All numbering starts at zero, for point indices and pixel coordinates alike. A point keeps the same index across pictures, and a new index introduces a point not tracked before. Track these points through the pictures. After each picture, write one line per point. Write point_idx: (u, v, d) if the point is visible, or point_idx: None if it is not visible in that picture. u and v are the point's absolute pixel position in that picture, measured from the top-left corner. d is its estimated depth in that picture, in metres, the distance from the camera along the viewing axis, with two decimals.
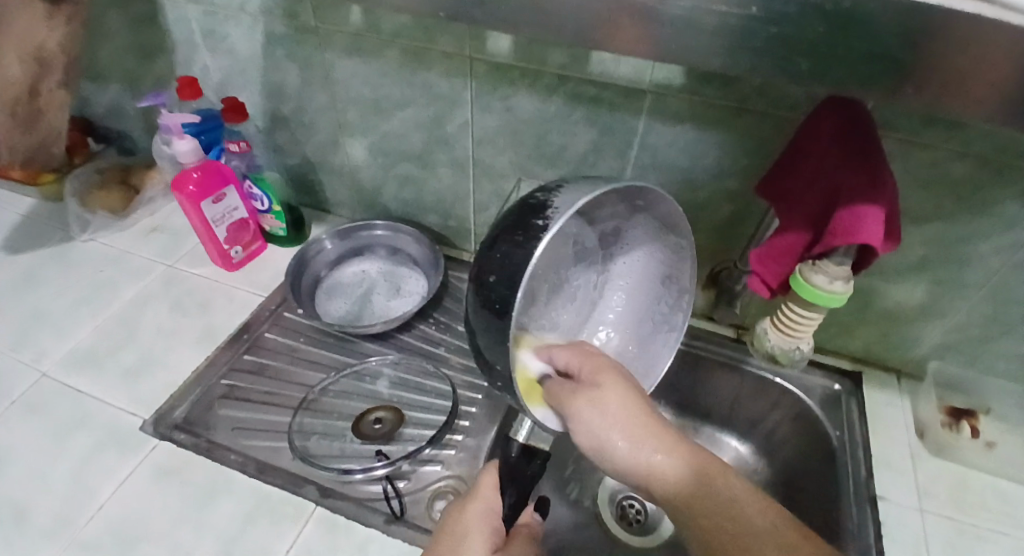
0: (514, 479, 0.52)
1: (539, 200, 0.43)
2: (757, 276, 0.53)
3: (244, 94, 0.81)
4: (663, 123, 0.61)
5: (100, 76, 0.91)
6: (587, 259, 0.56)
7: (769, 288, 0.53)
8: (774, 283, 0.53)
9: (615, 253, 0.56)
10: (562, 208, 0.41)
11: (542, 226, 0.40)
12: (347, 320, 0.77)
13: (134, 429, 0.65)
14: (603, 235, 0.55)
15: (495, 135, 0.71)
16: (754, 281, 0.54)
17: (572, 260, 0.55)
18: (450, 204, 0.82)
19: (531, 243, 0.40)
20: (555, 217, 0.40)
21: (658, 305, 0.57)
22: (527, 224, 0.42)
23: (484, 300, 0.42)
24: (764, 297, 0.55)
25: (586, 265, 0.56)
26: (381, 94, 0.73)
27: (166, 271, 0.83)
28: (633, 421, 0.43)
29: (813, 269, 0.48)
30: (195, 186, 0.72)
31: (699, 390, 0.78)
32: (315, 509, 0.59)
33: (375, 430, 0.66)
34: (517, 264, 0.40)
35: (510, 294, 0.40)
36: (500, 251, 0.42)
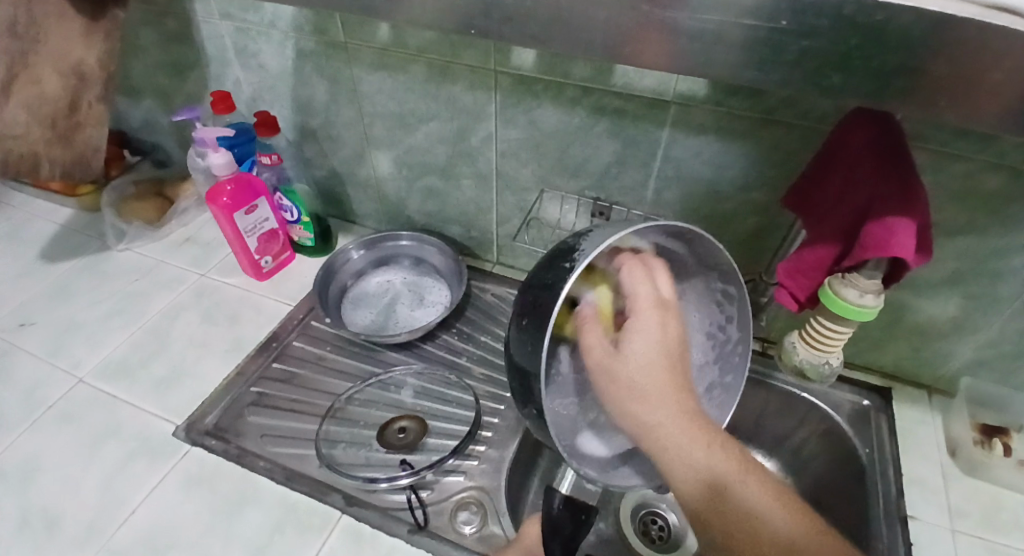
0: (555, 533, 0.52)
1: (569, 242, 0.47)
2: (785, 290, 0.52)
3: (274, 108, 0.83)
4: (687, 136, 0.61)
5: (137, 91, 0.94)
6: None
7: (798, 301, 0.52)
8: (803, 296, 0.52)
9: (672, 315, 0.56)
10: (588, 249, 0.43)
11: (568, 267, 0.44)
12: (372, 330, 0.78)
13: (165, 436, 0.67)
14: None
15: (519, 147, 0.71)
16: (781, 293, 0.53)
17: None
18: (472, 215, 0.83)
19: (558, 284, 0.44)
20: (579, 260, 0.43)
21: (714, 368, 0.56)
22: (558, 268, 0.45)
23: (520, 338, 0.46)
24: (791, 309, 0.54)
25: None
26: (407, 108, 0.74)
27: (198, 280, 0.85)
28: (674, 422, 0.41)
29: (843, 282, 0.48)
30: (228, 198, 0.74)
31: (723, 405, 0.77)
32: (341, 518, 0.59)
33: (399, 439, 0.67)
34: (544, 305, 0.44)
35: (540, 334, 0.44)
36: (531, 293, 0.46)
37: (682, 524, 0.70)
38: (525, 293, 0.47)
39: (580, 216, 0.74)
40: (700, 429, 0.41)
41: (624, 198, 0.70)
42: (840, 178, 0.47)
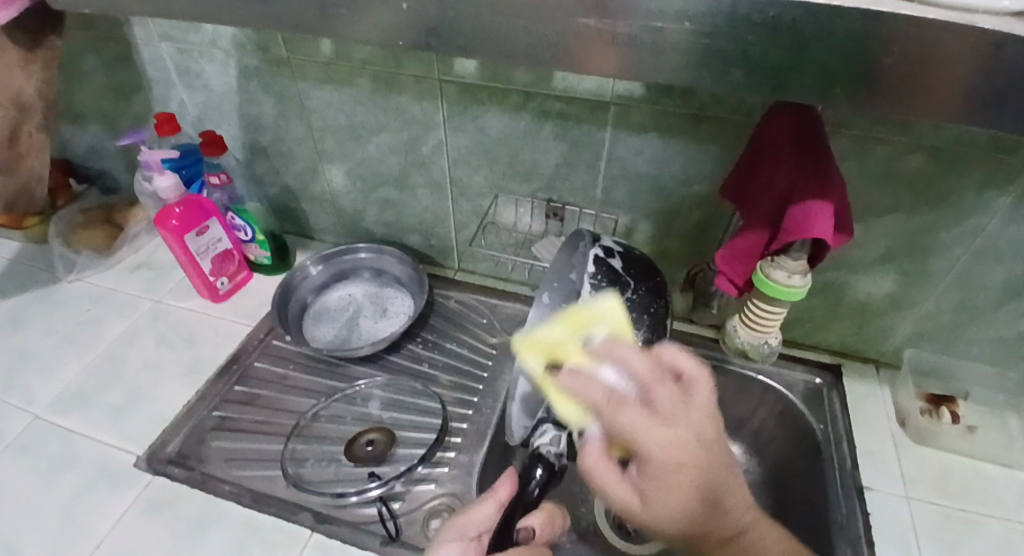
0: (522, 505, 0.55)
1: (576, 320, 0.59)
2: (723, 276, 0.54)
3: (222, 128, 0.82)
4: (629, 134, 0.63)
5: (80, 117, 0.92)
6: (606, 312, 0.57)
7: (735, 286, 0.54)
8: (740, 281, 0.54)
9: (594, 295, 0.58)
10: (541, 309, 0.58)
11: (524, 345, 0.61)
12: (334, 345, 0.78)
13: (124, 465, 0.65)
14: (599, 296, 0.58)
15: (469, 154, 0.72)
16: (721, 280, 0.55)
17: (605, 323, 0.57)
18: (430, 223, 0.83)
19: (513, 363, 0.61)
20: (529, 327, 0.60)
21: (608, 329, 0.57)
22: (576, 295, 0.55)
23: None
24: (732, 295, 0.56)
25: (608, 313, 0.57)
26: (356, 121, 0.75)
27: (152, 307, 0.83)
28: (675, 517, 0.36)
29: (772, 264, 0.51)
30: (178, 220, 0.73)
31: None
32: (311, 535, 0.59)
33: (367, 452, 0.67)
34: None
35: None
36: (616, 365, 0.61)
37: None
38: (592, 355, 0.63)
39: (535, 217, 0.76)
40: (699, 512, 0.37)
41: (575, 198, 0.72)
42: (767, 168, 0.49)
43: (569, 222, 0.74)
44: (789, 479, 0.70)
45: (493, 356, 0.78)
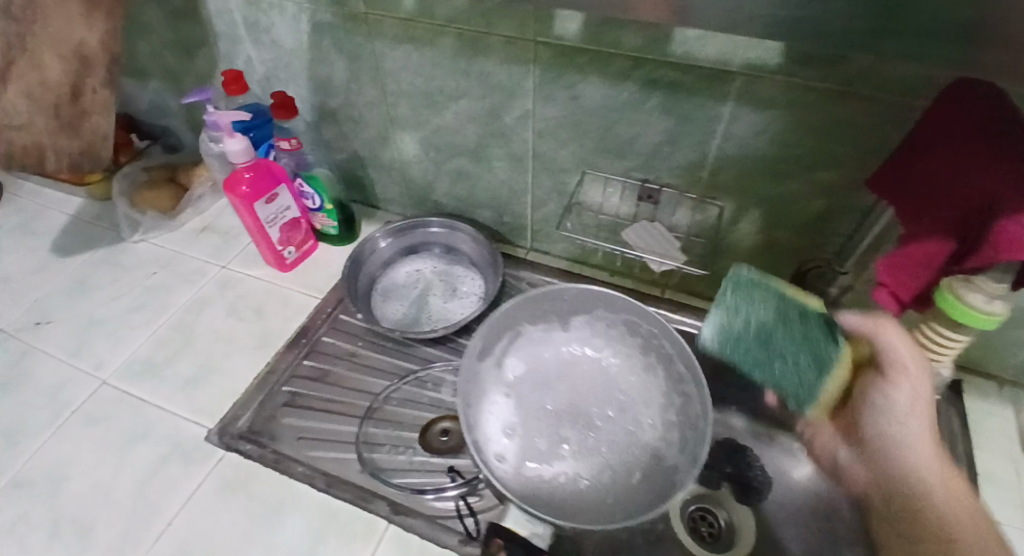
0: None
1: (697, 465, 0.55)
2: (885, 289, 0.46)
3: (290, 88, 0.77)
4: (751, 113, 0.55)
5: (144, 71, 0.88)
6: (553, 348, 0.65)
7: (898, 301, 0.46)
8: (906, 296, 0.46)
9: (569, 335, 0.65)
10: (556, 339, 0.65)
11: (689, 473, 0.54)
12: (404, 324, 0.74)
13: (197, 440, 0.64)
14: (562, 337, 0.65)
15: (558, 126, 0.65)
16: (880, 293, 0.47)
17: (548, 363, 0.64)
18: (505, 199, 0.78)
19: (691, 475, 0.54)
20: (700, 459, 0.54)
21: (523, 359, 0.64)
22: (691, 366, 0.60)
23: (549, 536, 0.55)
24: (891, 310, 0.48)
25: (546, 342, 0.65)
26: (434, 86, 0.68)
27: (220, 273, 0.80)
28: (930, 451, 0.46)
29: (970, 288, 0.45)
30: (248, 187, 0.69)
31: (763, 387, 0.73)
32: (387, 527, 0.57)
33: (442, 443, 0.63)
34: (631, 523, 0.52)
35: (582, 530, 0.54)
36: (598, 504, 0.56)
37: (732, 523, 0.62)
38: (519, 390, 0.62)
39: (625, 199, 0.69)
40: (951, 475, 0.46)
41: (675, 180, 0.64)
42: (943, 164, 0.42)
43: (665, 205, 0.67)
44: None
45: None
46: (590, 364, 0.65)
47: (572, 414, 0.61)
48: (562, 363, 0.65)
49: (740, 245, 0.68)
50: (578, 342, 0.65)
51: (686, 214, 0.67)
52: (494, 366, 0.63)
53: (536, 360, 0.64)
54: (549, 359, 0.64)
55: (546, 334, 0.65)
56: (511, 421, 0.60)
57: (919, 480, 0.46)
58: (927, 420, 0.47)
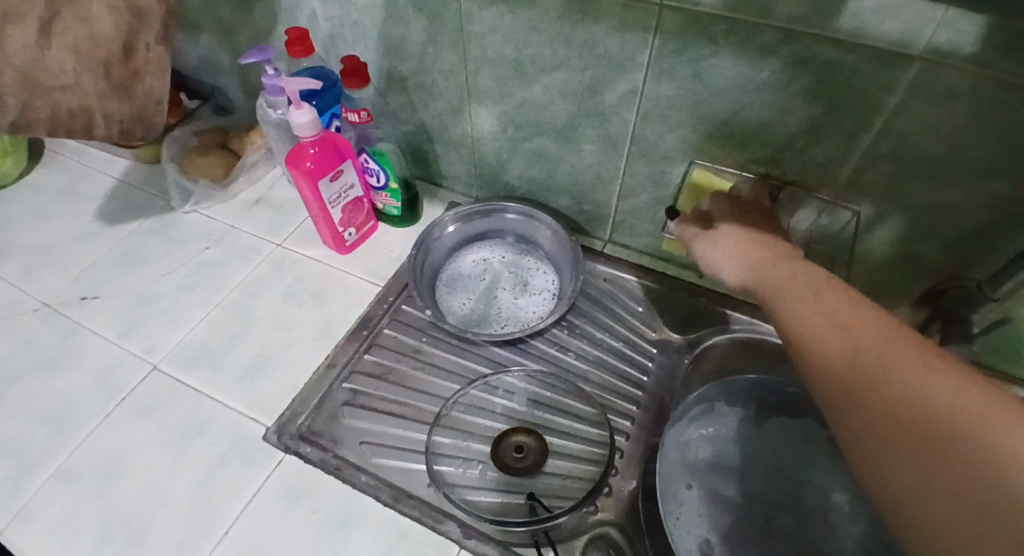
0: None
1: None
2: None
3: (356, 49, 0.69)
4: (926, 103, 0.45)
5: (195, 24, 0.80)
6: (741, 440, 0.60)
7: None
8: None
9: (759, 429, 0.60)
10: (748, 431, 0.60)
11: None
12: (472, 320, 0.68)
13: (255, 438, 0.59)
14: (748, 431, 0.60)
15: (670, 107, 0.56)
16: None
17: (732, 453, 0.59)
18: (589, 185, 0.69)
19: None
20: None
21: (707, 445, 0.59)
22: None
23: None
24: None
25: (735, 433, 0.60)
26: (526, 54, 0.59)
27: (275, 251, 0.74)
28: (910, 366, 0.35)
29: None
30: (312, 162, 0.62)
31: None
32: (460, 552, 0.52)
33: (516, 460, 0.57)
34: None
35: None
36: None
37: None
38: (700, 485, 0.57)
39: None
40: (925, 356, 0.35)
41: (803, 177, 0.55)
42: None
43: (784, 204, 0.58)
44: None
45: (657, 358, 0.65)
46: (773, 461, 0.59)
47: (754, 522, 0.55)
48: (746, 458, 0.59)
49: (866, 256, 0.59)
50: (765, 440, 0.60)
51: (808, 216, 0.58)
52: (681, 453, 0.58)
53: (719, 449, 0.59)
54: (733, 449, 0.59)
55: (736, 426, 0.60)
56: (698, 522, 0.55)
57: (866, 351, 0.37)
58: (836, 304, 0.41)
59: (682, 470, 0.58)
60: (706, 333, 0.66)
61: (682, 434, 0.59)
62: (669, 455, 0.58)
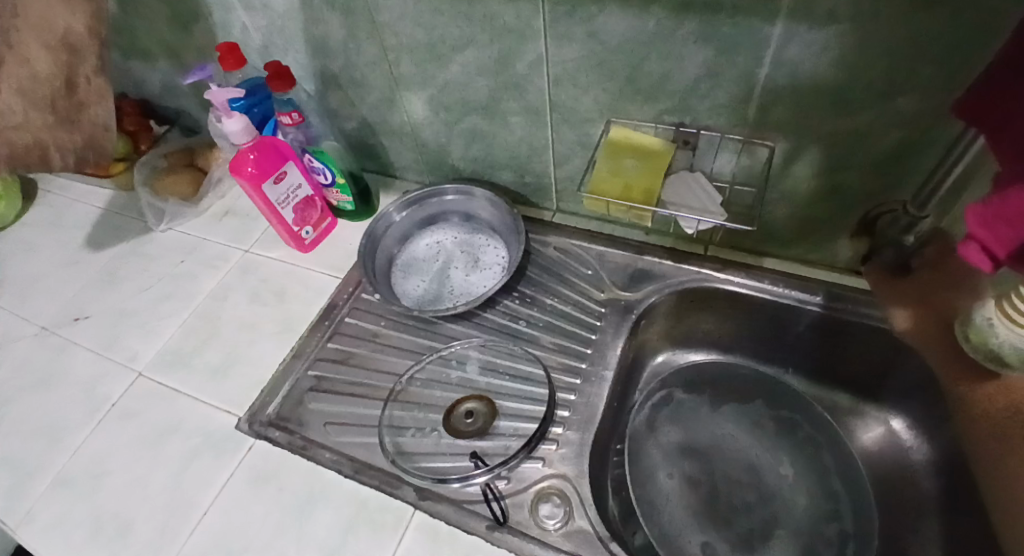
0: None
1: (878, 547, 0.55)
2: (974, 239, 0.36)
3: (289, 55, 0.72)
4: (808, 28, 0.45)
5: (150, 52, 0.85)
6: (706, 419, 0.67)
7: (993, 260, 0.36)
8: (1001, 252, 0.35)
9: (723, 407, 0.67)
10: (716, 413, 0.67)
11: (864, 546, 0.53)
12: (426, 301, 0.70)
13: (227, 430, 0.63)
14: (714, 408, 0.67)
15: (577, 69, 0.57)
16: (969, 247, 0.37)
17: (699, 431, 0.66)
18: (525, 157, 0.70)
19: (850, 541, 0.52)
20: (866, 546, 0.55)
21: (679, 426, 0.66)
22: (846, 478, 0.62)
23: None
24: (985, 271, 0.37)
25: (698, 412, 0.67)
26: (437, 35, 0.60)
27: (242, 257, 0.79)
28: None
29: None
30: (253, 167, 0.65)
31: (827, 343, 0.64)
32: (414, 514, 0.54)
33: (467, 425, 0.60)
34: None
35: None
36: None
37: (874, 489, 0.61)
38: (674, 460, 0.63)
39: None
40: None
41: (715, 120, 0.56)
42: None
43: (704, 150, 0.59)
44: (967, 469, 0.54)
45: (604, 316, 0.66)
46: (739, 436, 0.65)
47: (730, 492, 0.61)
48: (708, 440, 0.65)
49: (795, 192, 0.58)
50: (733, 417, 0.67)
51: (729, 159, 0.58)
52: (655, 443, 0.65)
53: (685, 428, 0.66)
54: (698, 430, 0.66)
55: (699, 408, 0.68)
56: (676, 509, 0.60)
57: None
58: None
59: (658, 457, 0.64)
60: (652, 289, 0.67)
61: (652, 426, 0.66)
62: (646, 444, 0.65)
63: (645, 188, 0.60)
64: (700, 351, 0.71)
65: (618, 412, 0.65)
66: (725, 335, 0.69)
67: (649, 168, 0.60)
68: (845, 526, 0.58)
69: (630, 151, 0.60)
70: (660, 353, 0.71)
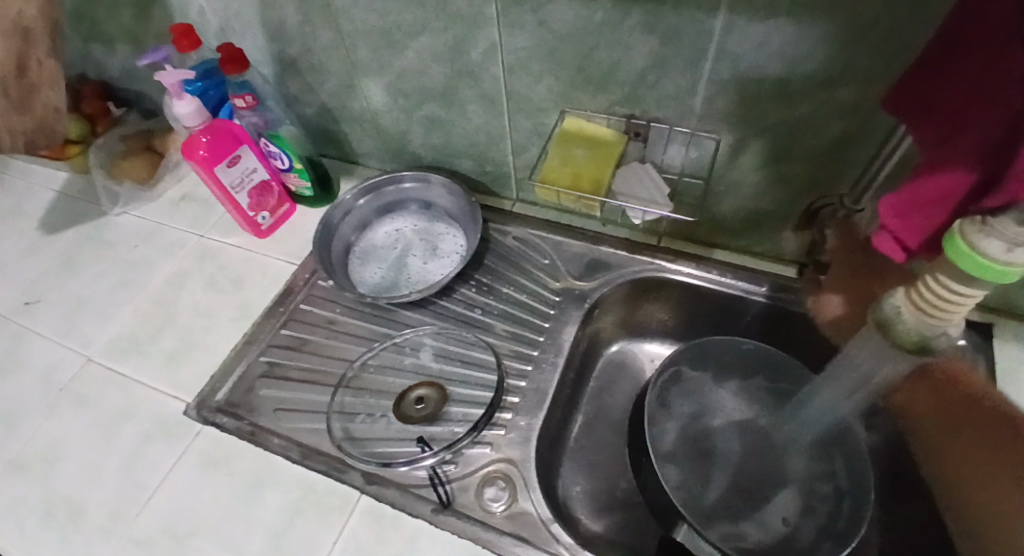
0: None
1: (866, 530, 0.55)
2: (889, 230, 0.37)
3: (246, 39, 0.71)
4: (745, 23, 0.46)
5: (107, 35, 0.84)
6: (713, 395, 0.63)
7: (904, 249, 0.37)
8: (913, 242, 0.37)
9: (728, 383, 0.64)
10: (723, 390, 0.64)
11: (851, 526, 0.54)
12: (382, 288, 0.70)
13: (177, 416, 0.63)
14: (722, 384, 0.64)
15: (529, 58, 0.57)
16: (883, 237, 0.38)
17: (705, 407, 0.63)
18: (483, 146, 0.71)
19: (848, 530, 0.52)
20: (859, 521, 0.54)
21: (686, 401, 0.63)
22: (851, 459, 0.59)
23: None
24: (897, 260, 0.39)
25: (705, 388, 0.64)
26: (391, 21, 0.60)
27: (199, 243, 0.78)
28: None
29: (982, 232, 0.31)
30: (205, 150, 0.65)
31: (773, 333, 0.65)
32: (360, 498, 0.54)
33: (417, 411, 0.60)
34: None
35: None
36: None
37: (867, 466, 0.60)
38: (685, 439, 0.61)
39: None
40: None
41: (664, 112, 0.57)
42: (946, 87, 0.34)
43: (655, 142, 0.59)
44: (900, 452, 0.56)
45: (559, 305, 0.67)
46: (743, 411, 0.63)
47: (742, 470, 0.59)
48: (705, 413, 0.63)
49: (742, 184, 0.60)
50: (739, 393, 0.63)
51: (679, 150, 0.59)
52: (669, 418, 0.62)
53: (691, 404, 0.63)
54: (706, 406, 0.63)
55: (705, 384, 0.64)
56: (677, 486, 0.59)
57: None
58: None
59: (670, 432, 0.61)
60: (606, 278, 0.67)
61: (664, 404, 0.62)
62: (659, 421, 0.61)
63: (594, 177, 0.60)
64: (655, 341, 0.72)
65: (569, 400, 0.66)
66: (678, 325, 0.70)
67: (596, 157, 0.60)
68: (841, 483, 0.57)
69: (579, 141, 0.61)
70: (615, 343, 0.72)
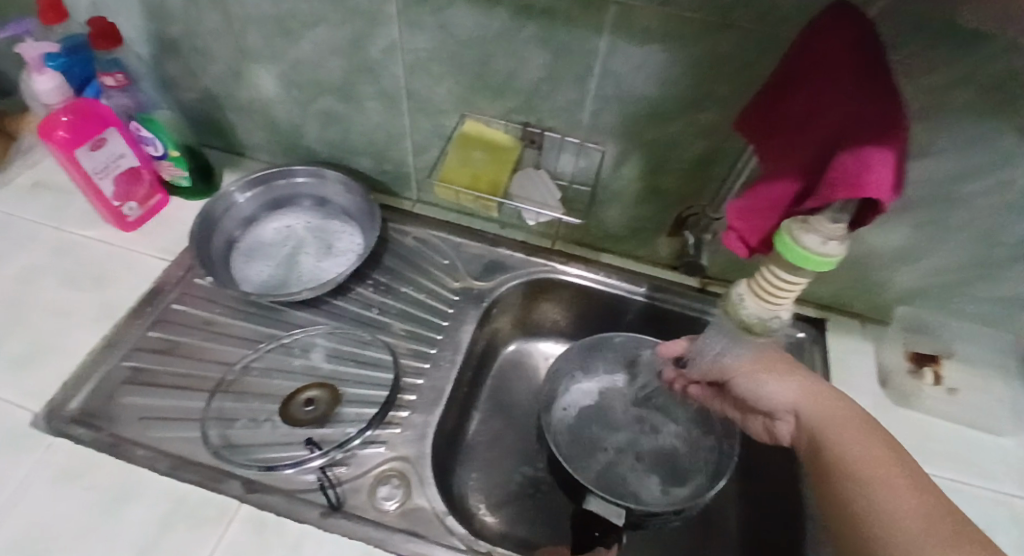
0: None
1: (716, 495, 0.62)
2: (735, 231, 0.43)
3: (118, 13, 0.65)
4: (627, 43, 0.51)
5: None
6: (599, 392, 0.67)
7: (746, 246, 0.43)
8: (753, 240, 0.43)
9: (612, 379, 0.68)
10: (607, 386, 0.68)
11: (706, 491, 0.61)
12: (269, 286, 0.67)
13: (18, 428, 0.55)
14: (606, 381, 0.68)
15: (430, 59, 0.59)
16: (731, 236, 0.44)
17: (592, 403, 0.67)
18: (382, 144, 0.70)
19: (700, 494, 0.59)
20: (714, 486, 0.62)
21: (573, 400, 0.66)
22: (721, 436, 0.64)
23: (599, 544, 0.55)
24: (740, 255, 0.45)
25: (592, 386, 0.67)
26: (286, 9, 0.59)
27: (52, 235, 0.70)
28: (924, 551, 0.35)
29: (804, 228, 0.38)
30: (66, 131, 0.58)
31: (653, 330, 0.71)
32: (240, 507, 0.51)
33: (306, 413, 0.58)
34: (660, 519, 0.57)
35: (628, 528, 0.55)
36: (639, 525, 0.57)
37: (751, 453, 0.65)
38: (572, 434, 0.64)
39: None
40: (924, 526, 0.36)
41: (557, 121, 0.60)
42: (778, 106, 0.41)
43: (549, 150, 0.63)
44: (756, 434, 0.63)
45: (456, 305, 0.68)
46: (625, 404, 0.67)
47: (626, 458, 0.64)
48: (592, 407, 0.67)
49: (625, 192, 0.65)
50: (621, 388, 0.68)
51: (570, 159, 0.63)
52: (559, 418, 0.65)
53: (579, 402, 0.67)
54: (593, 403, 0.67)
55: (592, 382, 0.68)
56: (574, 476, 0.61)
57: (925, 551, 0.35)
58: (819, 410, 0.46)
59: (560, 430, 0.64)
60: (503, 279, 0.70)
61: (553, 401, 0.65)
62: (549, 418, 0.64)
63: (492, 179, 0.63)
64: (549, 340, 0.75)
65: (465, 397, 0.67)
66: (569, 325, 0.74)
67: (494, 160, 0.63)
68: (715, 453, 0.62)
69: (478, 143, 0.64)
70: (511, 343, 0.75)
